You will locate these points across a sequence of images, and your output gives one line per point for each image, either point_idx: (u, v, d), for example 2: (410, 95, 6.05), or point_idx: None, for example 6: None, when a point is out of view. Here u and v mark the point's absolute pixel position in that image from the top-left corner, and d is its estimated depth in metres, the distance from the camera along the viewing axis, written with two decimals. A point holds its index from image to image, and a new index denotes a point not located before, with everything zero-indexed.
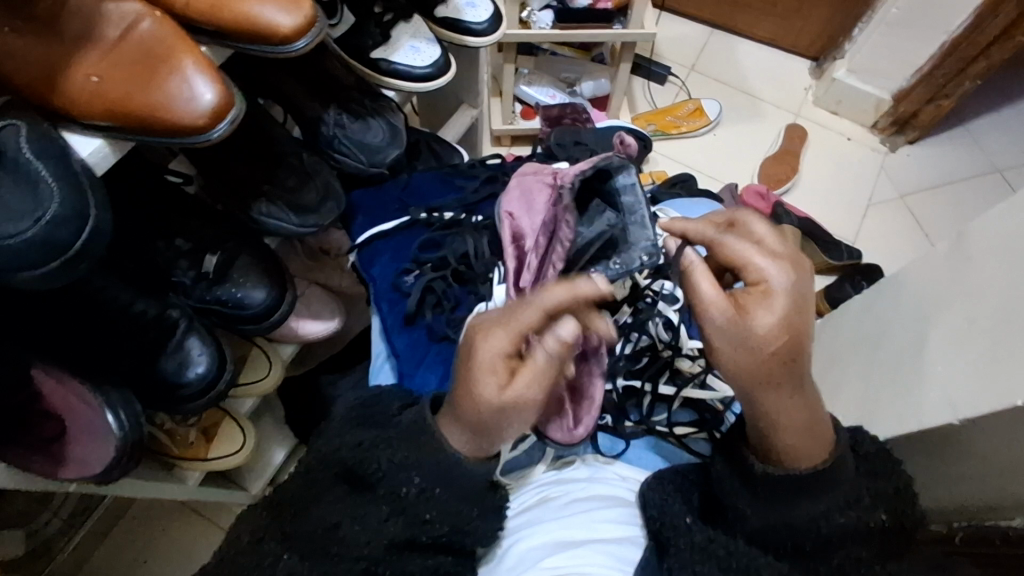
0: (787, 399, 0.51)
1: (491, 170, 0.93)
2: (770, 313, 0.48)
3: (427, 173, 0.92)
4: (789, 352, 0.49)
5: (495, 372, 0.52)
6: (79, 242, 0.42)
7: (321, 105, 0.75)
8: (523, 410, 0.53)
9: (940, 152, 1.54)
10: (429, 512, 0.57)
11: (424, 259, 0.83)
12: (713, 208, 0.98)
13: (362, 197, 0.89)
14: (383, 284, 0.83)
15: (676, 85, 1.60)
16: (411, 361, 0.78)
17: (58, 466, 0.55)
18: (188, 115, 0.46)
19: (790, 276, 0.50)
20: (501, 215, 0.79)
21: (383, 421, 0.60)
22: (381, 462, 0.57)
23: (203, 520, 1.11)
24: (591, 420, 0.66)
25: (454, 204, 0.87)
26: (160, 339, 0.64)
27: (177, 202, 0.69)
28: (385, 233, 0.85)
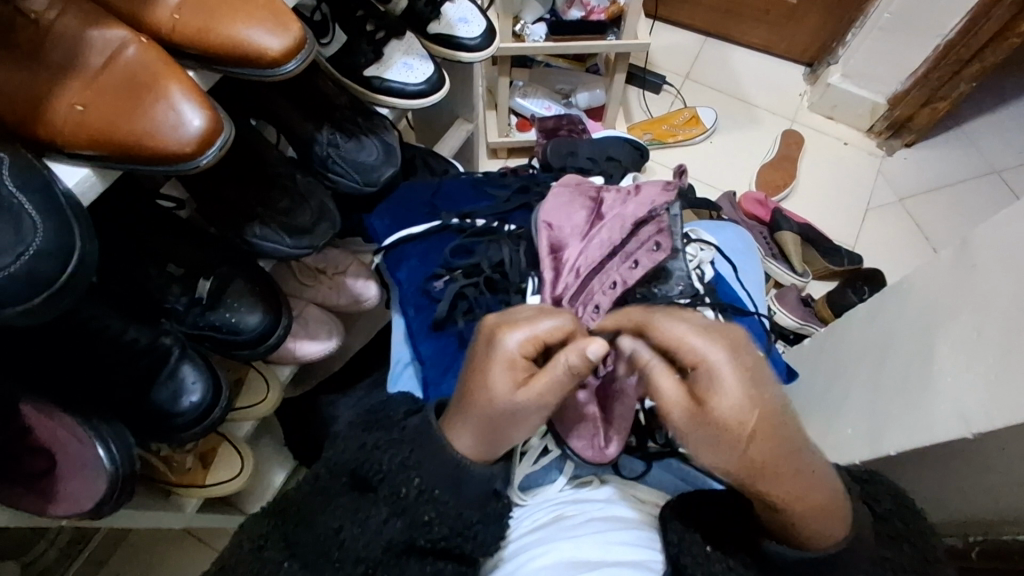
0: (791, 484, 0.47)
1: (522, 181, 0.93)
2: (725, 395, 0.44)
3: (459, 179, 0.93)
4: (767, 436, 0.45)
5: (515, 370, 0.54)
6: (65, 275, 0.41)
7: (314, 125, 0.74)
8: (533, 412, 0.54)
9: (938, 154, 1.54)
10: (428, 514, 0.56)
11: (454, 265, 0.81)
12: (742, 234, 0.95)
13: (392, 197, 0.88)
14: (409, 289, 0.82)
15: (671, 94, 1.60)
16: (437, 369, 0.77)
17: (48, 503, 0.54)
18: (175, 142, 0.46)
19: (727, 349, 0.46)
20: (539, 226, 0.79)
21: (388, 424, 0.62)
22: (383, 463, 0.58)
23: (204, 545, 1.08)
24: (621, 441, 0.66)
25: (487, 212, 0.86)
26: (152, 367, 0.63)
27: (170, 226, 0.67)
28: (413, 236, 0.84)
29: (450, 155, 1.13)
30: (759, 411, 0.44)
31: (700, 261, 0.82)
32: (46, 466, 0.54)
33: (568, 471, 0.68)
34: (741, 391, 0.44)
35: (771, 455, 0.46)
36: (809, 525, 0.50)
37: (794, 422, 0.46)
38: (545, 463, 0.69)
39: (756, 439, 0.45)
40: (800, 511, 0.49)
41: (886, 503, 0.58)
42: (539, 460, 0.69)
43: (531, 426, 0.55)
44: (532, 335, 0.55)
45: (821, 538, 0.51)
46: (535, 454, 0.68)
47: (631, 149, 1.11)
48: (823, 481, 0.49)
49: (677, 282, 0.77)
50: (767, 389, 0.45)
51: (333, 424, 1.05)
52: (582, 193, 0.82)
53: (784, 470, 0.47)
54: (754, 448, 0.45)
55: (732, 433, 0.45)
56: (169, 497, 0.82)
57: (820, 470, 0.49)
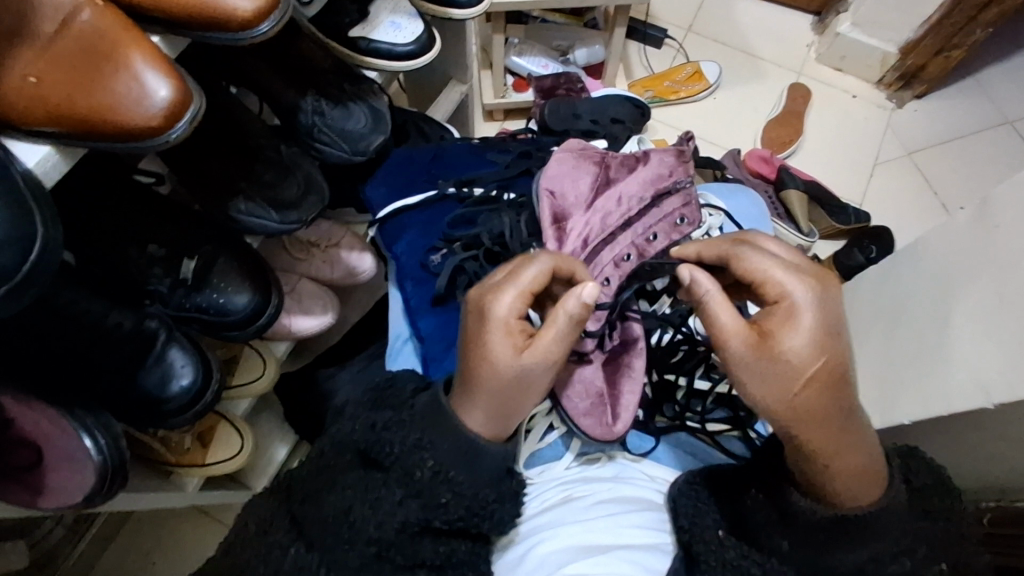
0: (834, 435, 0.49)
1: (526, 146, 0.89)
2: (798, 333, 0.48)
3: (460, 144, 0.88)
4: (826, 376, 0.48)
5: (513, 335, 0.54)
6: (25, 266, 0.38)
7: (297, 92, 0.70)
8: (540, 373, 0.54)
9: (949, 105, 1.48)
10: (445, 496, 0.54)
11: (454, 237, 0.78)
12: (752, 198, 0.91)
13: (387, 164, 0.84)
14: (408, 262, 0.79)
15: (673, 47, 1.53)
16: (439, 344, 0.74)
17: (36, 495, 0.53)
18: (140, 116, 0.43)
19: (813, 291, 0.50)
20: (541, 192, 0.74)
21: (397, 403, 0.58)
22: (394, 445, 0.55)
23: (211, 519, 1.09)
24: (628, 416, 0.64)
25: (489, 179, 0.83)
26: (137, 352, 0.60)
27: (148, 203, 0.64)
28: (413, 206, 0.82)
29: (444, 119, 1.09)
30: (827, 354, 0.48)
31: (709, 228, 0.81)
32: (33, 458, 0.53)
33: (574, 448, 0.67)
34: (815, 333, 0.48)
35: (825, 401, 0.48)
36: (833, 478, 0.50)
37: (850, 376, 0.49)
38: (551, 439, 0.68)
39: (813, 381, 0.48)
40: (835, 470, 0.50)
41: (922, 478, 0.57)
42: (545, 436, 0.69)
43: (543, 387, 0.55)
44: (518, 296, 0.54)
45: (847, 496, 0.51)
46: (540, 429, 0.68)
47: (632, 108, 1.05)
48: (865, 441, 0.50)
49: None
50: (838, 338, 0.49)
51: (331, 398, 1.03)
52: (589, 155, 0.77)
53: (834, 415, 0.49)
54: (807, 390, 0.48)
55: (792, 370, 0.48)
56: (170, 477, 0.81)
57: (863, 430, 0.51)
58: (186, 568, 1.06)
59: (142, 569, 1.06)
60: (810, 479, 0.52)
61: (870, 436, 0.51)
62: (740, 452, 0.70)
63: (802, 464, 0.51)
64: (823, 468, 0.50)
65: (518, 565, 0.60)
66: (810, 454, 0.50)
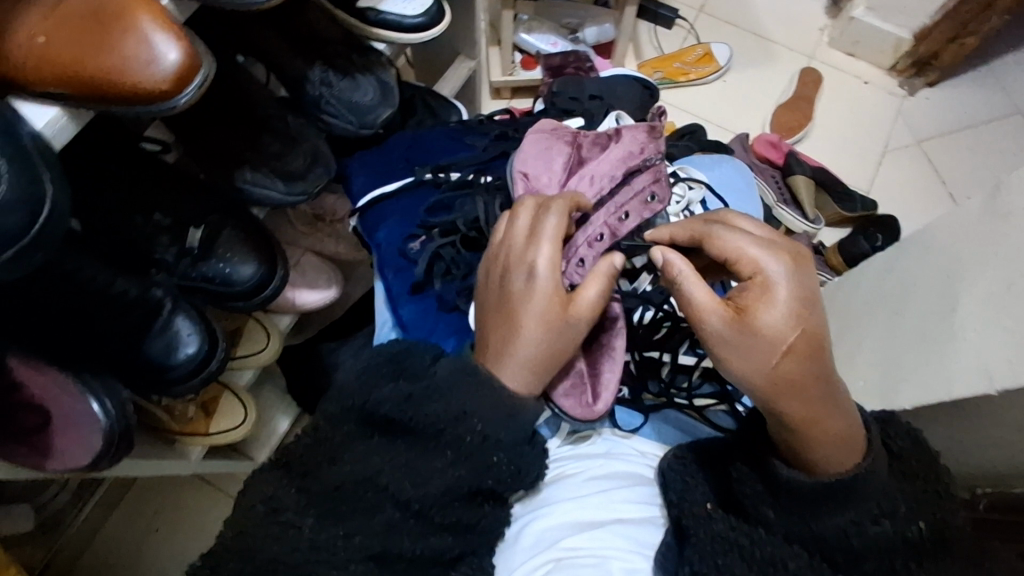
0: (813, 405, 0.50)
1: (503, 126, 0.88)
2: (772, 306, 0.49)
3: (436, 130, 0.87)
4: (804, 347, 0.49)
5: (559, 293, 0.57)
6: (34, 229, 0.39)
7: (305, 62, 0.70)
8: (583, 329, 0.58)
9: (961, 93, 1.46)
10: (496, 455, 0.55)
11: (431, 224, 0.77)
12: (737, 166, 0.91)
13: (367, 153, 0.85)
14: (388, 251, 0.78)
15: (684, 28, 1.51)
16: (421, 331, 0.74)
17: (44, 458, 0.53)
18: (147, 79, 0.42)
19: (786, 265, 0.51)
20: (516, 174, 0.73)
21: (410, 372, 0.58)
22: (436, 413, 0.55)
23: (214, 488, 1.10)
24: (608, 395, 0.63)
25: (466, 163, 0.82)
26: (144, 320, 0.60)
27: (155, 171, 0.64)
28: (390, 194, 0.81)
29: (451, 95, 1.08)
30: (802, 327, 0.49)
31: (688, 203, 0.81)
32: (40, 421, 0.53)
33: (563, 430, 0.67)
34: (789, 306, 0.49)
35: (803, 373, 0.49)
36: (815, 449, 0.51)
37: (826, 348, 0.50)
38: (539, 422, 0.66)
39: (791, 352, 0.49)
40: (818, 439, 0.51)
41: (902, 441, 0.56)
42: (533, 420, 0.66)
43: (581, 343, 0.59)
44: (550, 253, 0.58)
45: (826, 465, 0.52)
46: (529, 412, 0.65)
47: (641, 89, 1.04)
48: (845, 412, 0.51)
49: None
50: (814, 310, 0.50)
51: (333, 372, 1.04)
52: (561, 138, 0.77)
53: (813, 387, 0.50)
54: (788, 362, 0.49)
55: (770, 342, 0.49)
56: (172, 445, 0.81)
57: (842, 401, 0.52)
58: (189, 536, 1.07)
59: (145, 536, 1.07)
60: (794, 449, 0.53)
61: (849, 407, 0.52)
62: (728, 426, 0.70)
63: (786, 434, 0.52)
64: (805, 440, 0.51)
65: (510, 543, 0.61)
66: (796, 426, 0.51)
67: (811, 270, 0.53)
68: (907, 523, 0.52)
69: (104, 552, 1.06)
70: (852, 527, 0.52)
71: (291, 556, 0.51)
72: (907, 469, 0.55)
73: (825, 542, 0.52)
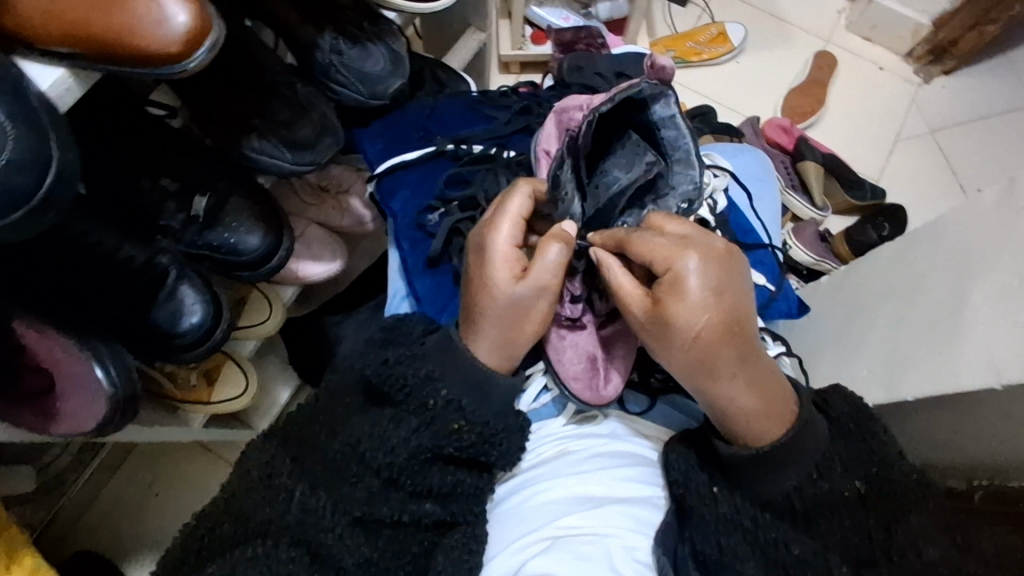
0: (734, 388, 0.53)
1: (525, 100, 0.86)
2: (680, 299, 0.52)
3: (455, 99, 0.86)
4: (712, 335, 0.52)
5: (508, 268, 0.58)
6: (42, 190, 0.38)
7: (315, 28, 0.68)
8: (536, 299, 0.58)
9: (978, 83, 1.44)
10: (457, 422, 0.57)
11: (449, 197, 0.77)
12: (760, 159, 0.90)
13: (386, 118, 0.83)
14: (404, 221, 0.78)
15: (699, 7, 1.48)
16: (435, 306, 0.73)
17: (49, 422, 0.53)
18: (158, 40, 0.41)
19: (694, 261, 0.53)
20: (538, 154, 0.72)
21: (407, 341, 0.60)
22: (407, 375, 0.58)
23: (214, 456, 1.11)
24: (618, 379, 0.64)
25: (484, 137, 0.81)
26: (150, 287, 0.60)
27: (161, 137, 0.63)
28: (407, 163, 0.80)
29: (460, 68, 1.06)
30: (710, 315, 0.52)
31: (714, 189, 0.78)
32: (46, 384, 0.53)
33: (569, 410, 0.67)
34: (698, 300, 0.52)
35: (714, 360, 0.52)
36: (743, 424, 0.54)
37: (742, 337, 0.53)
38: (545, 400, 0.67)
39: (700, 339, 0.52)
40: (741, 419, 0.54)
41: (840, 408, 0.58)
42: (539, 398, 0.67)
43: (543, 313, 0.59)
44: (509, 231, 0.60)
45: (755, 438, 0.54)
46: (533, 392, 0.67)
47: None
48: (765, 393, 0.54)
49: (678, 199, 0.68)
50: (724, 303, 0.52)
51: (334, 345, 1.04)
52: (572, 103, 0.71)
53: (728, 371, 0.53)
54: (698, 349, 0.52)
55: (681, 333, 0.52)
56: (176, 412, 0.81)
57: (763, 383, 0.54)
58: (189, 501, 1.09)
59: (146, 500, 1.08)
60: (727, 430, 0.56)
61: (778, 389, 0.54)
62: None
63: (716, 416, 0.55)
64: (731, 417, 0.54)
65: (510, 518, 0.61)
66: (726, 413, 0.54)
67: (728, 264, 0.54)
68: (842, 482, 0.55)
69: (105, 513, 1.07)
70: (794, 491, 0.55)
71: (286, 523, 0.54)
72: (840, 432, 0.58)
73: (787, 508, 0.55)
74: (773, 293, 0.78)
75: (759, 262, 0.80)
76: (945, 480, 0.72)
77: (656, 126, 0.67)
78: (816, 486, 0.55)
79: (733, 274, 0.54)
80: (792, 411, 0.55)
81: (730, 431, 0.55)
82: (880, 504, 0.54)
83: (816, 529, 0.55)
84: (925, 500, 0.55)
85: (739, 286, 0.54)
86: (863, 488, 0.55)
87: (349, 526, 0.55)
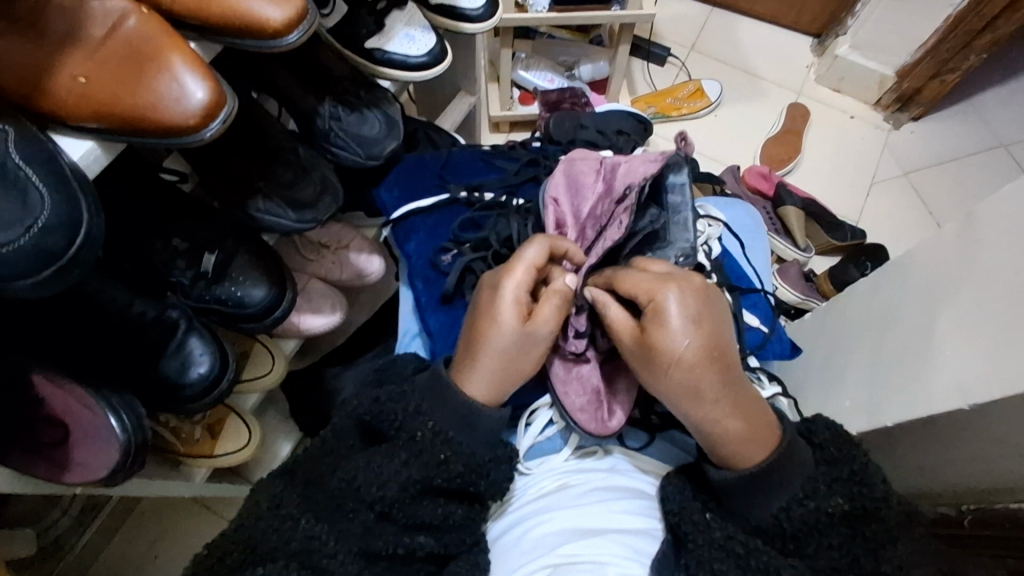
0: (717, 410, 0.55)
1: (532, 154, 0.92)
2: (661, 326, 0.56)
3: (468, 151, 0.92)
4: (694, 358, 0.55)
5: (518, 310, 0.61)
6: (71, 250, 0.42)
7: (316, 98, 0.73)
8: (536, 343, 0.61)
9: (944, 127, 1.52)
10: (445, 453, 0.59)
11: (463, 238, 0.81)
12: (748, 210, 0.95)
13: (401, 168, 0.88)
14: (418, 261, 0.82)
15: (676, 66, 1.58)
16: (446, 341, 0.77)
17: (62, 471, 0.55)
18: (178, 114, 0.46)
19: (673, 291, 0.57)
20: (546, 199, 0.77)
21: (399, 378, 0.63)
22: (397, 411, 0.60)
23: (212, 513, 1.11)
24: (624, 413, 0.67)
25: (496, 185, 0.86)
26: (160, 340, 0.63)
27: (173, 200, 0.67)
28: (423, 209, 0.85)
29: (453, 129, 1.13)
30: (691, 340, 0.55)
31: (708, 238, 0.83)
32: (60, 436, 0.56)
33: (573, 442, 0.69)
34: (677, 326, 0.55)
35: (697, 382, 0.55)
36: (729, 445, 0.57)
37: (726, 362, 0.56)
38: (550, 433, 0.70)
39: (681, 363, 0.55)
40: (729, 442, 0.57)
41: (823, 433, 0.61)
42: (545, 430, 0.71)
43: (540, 356, 0.62)
44: (522, 277, 0.62)
45: (741, 459, 0.57)
46: (538, 424, 0.70)
47: (636, 123, 1.08)
48: (749, 417, 0.56)
49: (675, 252, 0.74)
50: (705, 330, 0.56)
51: (335, 395, 1.06)
52: (582, 158, 0.79)
53: (712, 394, 0.55)
54: (680, 371, 0.55)
55: (663, 356, 0.55)
56: (179, 467, 0.83)
57: (747, 407, 0.56)
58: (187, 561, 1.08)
59: (145, 561, 1.08)
60: (717, 454, 0.59)
61: (762, 413, 0.57)
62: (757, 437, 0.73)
63: (708, 441, 0.58)
64: (718, 440, 0.57)
65: (512, 549, 0.63)
66: (713, 437, 0.57)
67: (709, 297, 0.58)
68: (827, 500, 0.57)
69: None
70: (782, 512, 0.57)
71: (289, 549, 0.55)
72: (824, 458, 0.59)
73: (776, 529, 0.57)
74: (767, 334, 0.80)
75: (753, 305, 0.83)
76: (937, 506, 0.73)
77: (665, 190, 0.75)
78: (803, 507, 0.57)
79: (713, 304, 0.58)
80: (777, 436, 0.58)
81: (720, 453, 0.58)
82: (864, 527, 0.56)
83: (804, 553, 0.57)
84: (912, 530, 0.57)
85: (720, 317, 0.57)
86: (849, 509, 0.57)
87: (351, 556, 0.56)
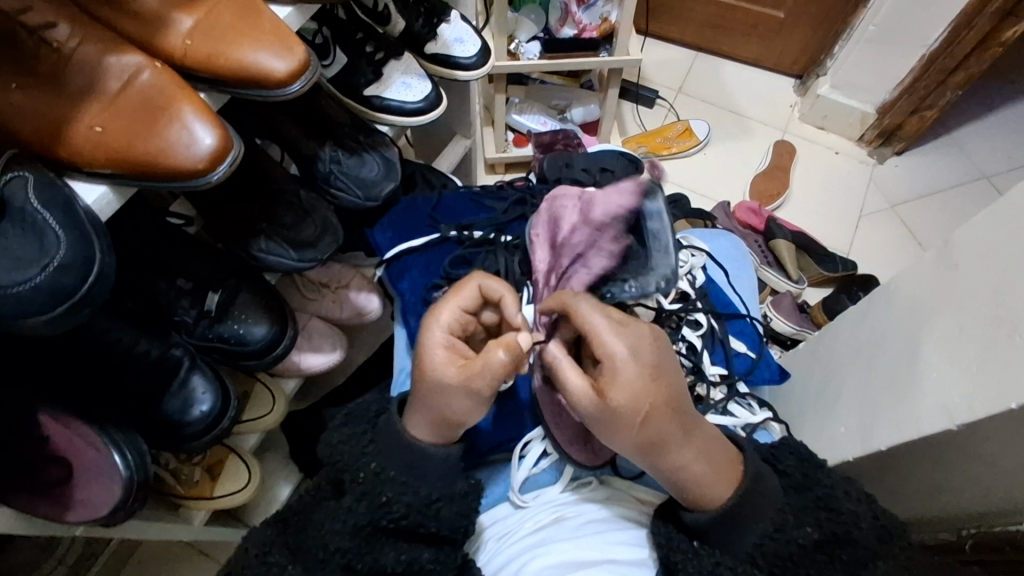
0: (684, 456, 0.56)
1: (520, 193, 0.95)
2: (621, 387, 0.53)
3: (458, 193, 0.95)
4: (651, 413, 0.54)
5: (446, 359, 0.58)
6: (84, 288, 0.44)
7: (317, 143, 0.77)
8: (458, 394, 0.57)
9: (927, 161, 1.57)
10: (401, 485, 0.61)
11: (453, 275, 0.82)
12: (733, 240, 0.98)
13: (394, 210, 0.91)
14: (412, 298, 0.84)
15: (664, 107, 1.64)
16: None
17: (64, 509, 0.56)
18: (187, 159, 0.49)
19: (627, 345, 0.55)
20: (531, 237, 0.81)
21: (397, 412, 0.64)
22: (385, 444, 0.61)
23: (208, 560, 1.09)
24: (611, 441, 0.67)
25: (486, 224, 0.89)
26: (162, 379, 0.65)
27: (176, 242, 0.69)
28: (415, 249, 0.87)
29: (450, 171, 1.16)
30: (650, 398, 0.54)
31: (692, 267, 0.84)
32: (61, 474, 0.56)
33: (567, 474, 0.69)
34: (635, 383, 0.54)
35: (661, 435, 0.55)
36: (697, 487, 0.58)
37: (681, 412, 0.56)
38: (544, 465, 0.70)
39: (646, 422, 0.54)
40: (699, 483, 0.58)
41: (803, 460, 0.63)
42: (538, 462, 0.70)
43: (467, 409, 0.58)
44: (449, 321, 0.62)
45: (708, 500, 0.59)
46: (533, 455, 0.69)
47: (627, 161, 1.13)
48: (710, 456, 0.58)
49: (656, 279, 0.73)
50: (661, 382, 0.55)
51: None
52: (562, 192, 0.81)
53: (677, 443, 0.55)
54: (646, 428, 0.54)
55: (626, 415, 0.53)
56: (178, 510, 0.83)
57: (704, 445, 0.57)
58: None
59: None
60: (690, 498, 0.59)
61: (718, 446, 0.59)
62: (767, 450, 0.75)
63: (677, 486, 0.58)
64: (687, 484, 0.58)
65: None
66: (688, 485, 0.58)
67: (661, 347, 0.57)
68: (797, 531, 0.60)
69: None
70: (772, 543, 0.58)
71: None
72: (801, 488, 0.64)
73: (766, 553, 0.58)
74: (755, 359, 0.81)
75: (740, 331, 0.84)
76: (939, 532, 0.74)
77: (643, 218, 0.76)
78: (776, 540, 0.59)
79: (662, 353, 0.57)
80: (739, 471, 0.60)
81: (695, 494, 0.58)
82: (839, 552, 0.60)
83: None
84: (892, 547, 0.61)
85: (671, 366, 0.57)
86: (819, 536, 0.60)
87: None
